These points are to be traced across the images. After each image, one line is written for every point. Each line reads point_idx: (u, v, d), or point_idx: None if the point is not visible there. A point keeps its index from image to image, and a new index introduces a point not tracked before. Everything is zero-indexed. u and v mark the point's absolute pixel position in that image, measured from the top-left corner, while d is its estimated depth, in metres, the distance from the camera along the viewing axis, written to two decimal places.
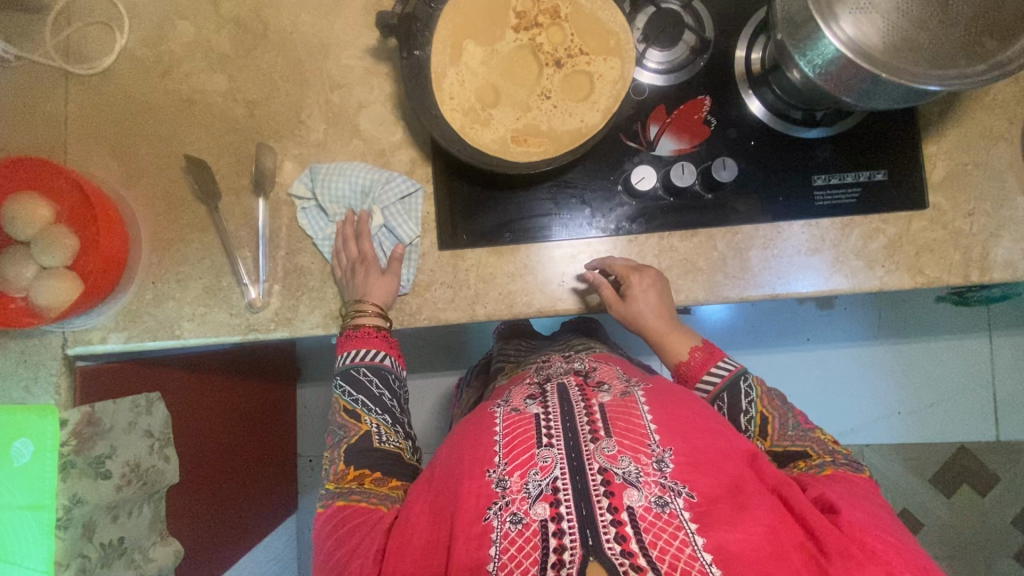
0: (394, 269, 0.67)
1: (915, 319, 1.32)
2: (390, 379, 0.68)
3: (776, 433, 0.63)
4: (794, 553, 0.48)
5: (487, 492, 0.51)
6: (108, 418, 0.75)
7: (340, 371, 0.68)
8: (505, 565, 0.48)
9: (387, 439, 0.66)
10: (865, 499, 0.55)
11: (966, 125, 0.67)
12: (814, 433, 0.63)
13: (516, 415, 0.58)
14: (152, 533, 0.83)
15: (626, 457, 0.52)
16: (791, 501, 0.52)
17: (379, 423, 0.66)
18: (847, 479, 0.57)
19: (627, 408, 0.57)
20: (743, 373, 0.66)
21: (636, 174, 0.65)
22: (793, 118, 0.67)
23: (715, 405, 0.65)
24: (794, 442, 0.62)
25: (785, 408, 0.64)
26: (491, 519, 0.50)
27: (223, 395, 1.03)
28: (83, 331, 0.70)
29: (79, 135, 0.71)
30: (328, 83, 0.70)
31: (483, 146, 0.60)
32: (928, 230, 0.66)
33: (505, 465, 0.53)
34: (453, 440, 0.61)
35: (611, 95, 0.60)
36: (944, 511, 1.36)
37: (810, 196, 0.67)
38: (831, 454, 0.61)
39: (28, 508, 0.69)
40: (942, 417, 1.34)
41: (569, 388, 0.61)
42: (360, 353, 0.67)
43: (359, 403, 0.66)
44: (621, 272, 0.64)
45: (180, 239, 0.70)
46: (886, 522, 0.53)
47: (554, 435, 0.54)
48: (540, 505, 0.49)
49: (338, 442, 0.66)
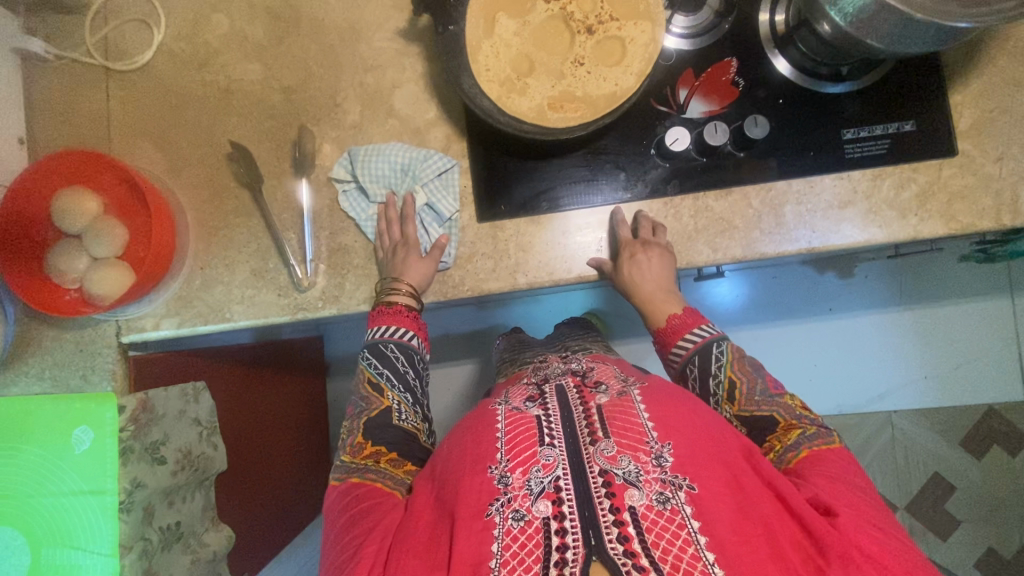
0: (434, 255, 0.69)
1: (935, 284, 1.32)
2: (415, 359, 0.71)
3: (744, 398, 0.65)
4: (793, 553, 0.50)
5: (490, 488, 0.53)
6: (160, 405, 0.77)
7: (368, 345, 0.70)
8: (507, 562, 0.49)
9: (405, 417, 0.69)
10: (857, 490, 0.57)
11: (991, 72, 0.68)
12: (782, 398, 0.66)
13: (517, 413, 0.60)
14: (205, 519, 0.85)
15: (625, 457, 0.54)
16: (788, 497, 0.53)
17: (400, 401, 0.69)
18: (837, 465, 0.59)
19: (625, 407, 0.59)
20: (717, 340, 0.69)
21: (670, 135, 0.67)
22: (819, 74, 0.68)
23: (687, 368, 0.69)
24: (761, 406, 0.64)
25: (755, 374, 0.67)
26: (493, 515, 0.52)
27: (263, 386, 1.06)
28: (136, 318, 0.72)
29: (123, 129, 0.73)
30: (361, 66, 0.72)
31: (521, 114, 0.62)
32: (959, 177, 0.67)
33: (508, 462, 0.55)
34: (454, 435, 0.63)
35: (644, 59, 0.62)
36: (975, 473, 1.37)
37: (841, 150, 0.68)
38: (799, 422, 0.64)
39: (91, 494, 0.71)
40: (966, 380, 1.35)
41: (567, 390, 0.63)
42: (390, 330, 0.69)
43: (383, 376, 0.69)
44: (624, 240, 0.67)
45: (226, 225, 0.72)
46: (875, 515, 0.55)
47: (556, 436, 0.56)
48: (542, 503, 0.51)
49: (358, 413, 0.68)
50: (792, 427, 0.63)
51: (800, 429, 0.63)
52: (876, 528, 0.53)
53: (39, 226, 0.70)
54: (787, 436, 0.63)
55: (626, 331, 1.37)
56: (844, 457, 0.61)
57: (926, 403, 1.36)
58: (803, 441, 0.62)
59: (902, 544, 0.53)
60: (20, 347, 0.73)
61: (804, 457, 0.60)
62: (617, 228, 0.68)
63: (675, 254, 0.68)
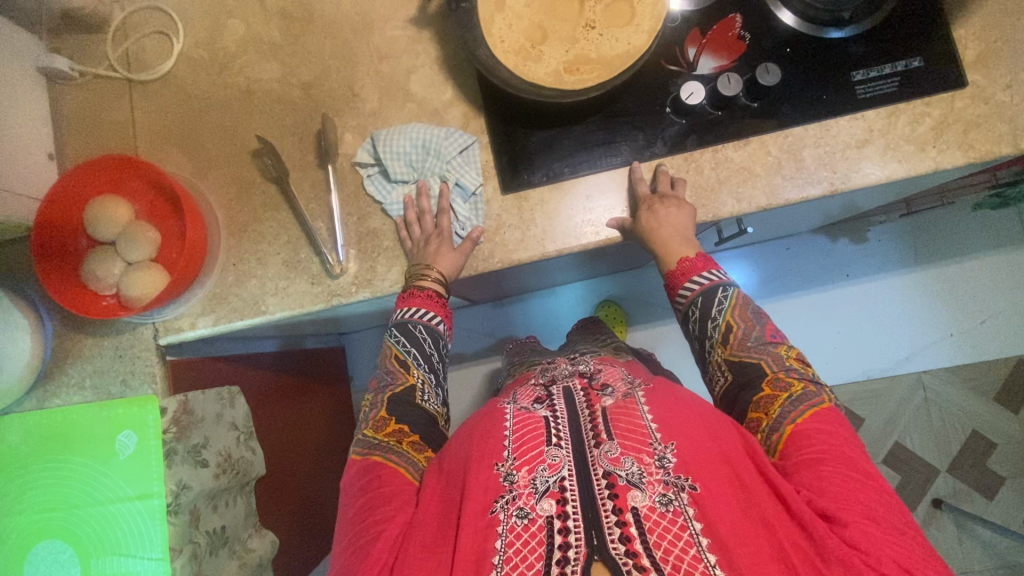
0: (465, 248, 0.70)
1: (949, 240, 1.33)
2: (441, 342, 0.72)
3: (737, 342, 0.67)
4: (794, 552, 0.50)
5: (495, 485, 0.54)
6: (199, 408, 0.76)
7: (396, 323, 0.70)
8: (510, 559, 0.49)
9: (428, 399, 0.69)
10: (862, 478, 0.56)
11: (989, 5, 0.69)
12: (775, 347, 0.67)
13: (525, 413, 0.61)
14: (248, 525, 0.84)
15: (629, 459, 0.54)
16: (789, 498, 0.53)
17: (424, 380, 0.69)
18: (834, 441, 0.58)
19: (628, 410, 0.60)
20: (722, 284, 0.70)
21: (685, 90, 0.68)
22: (822, 21, 0.70)
23: (690, 310, 0.71)
24: (751, 352, 0.66)
25: (754, 320, 0.68)
26: (498, 512, 0.52)
27: (296, 397, 1.06)
28: (173, 320, 0.73)
29: (150, 137, 0.75)
30: (376, 55, 0.74)
31: (539, 80, 0.63)
32: (972, 107, 0.68)
33: (514, 460, 0.56)
34: (462, 434, 0.63)
35: (653, 17, 0.64)
36: (1014, 428, 1.34)
37: (853, 91, 0.69)
38: (786, 373, 0.64)
39: (137, 499, 0.70)
40: (994, 334, 1.33)
41: (574, 392, 0.64)
42: (420, 311, 0.69)
43: (410, 354, 0.69)
44: (646, 198, 0.68)
45: (255, 220, 0.73)
46: (876, 509, 0.54)
47: (562, 437, 0.57)
48: (546, 501, 0.52)
49: (383, 387, 0.69)
50: (778, 392, 0.63)
51: (786, 393, 0.62)
52: (877, 527, 0.52)
53: (74, 236, 0.71)
54: (771, 409, 0.62)
55: (646, 315, 1.33)
56: (833, 420, 0.60)
57: (955, 361, 1.35)
58: (785, 418, 0.61)
59: (906, 542, 0.52)
60: (60, 358, 0.74)
61: (787, 436, 0.60)
62: (635, 185, 0.69)
63: (694, 210, 0.69)
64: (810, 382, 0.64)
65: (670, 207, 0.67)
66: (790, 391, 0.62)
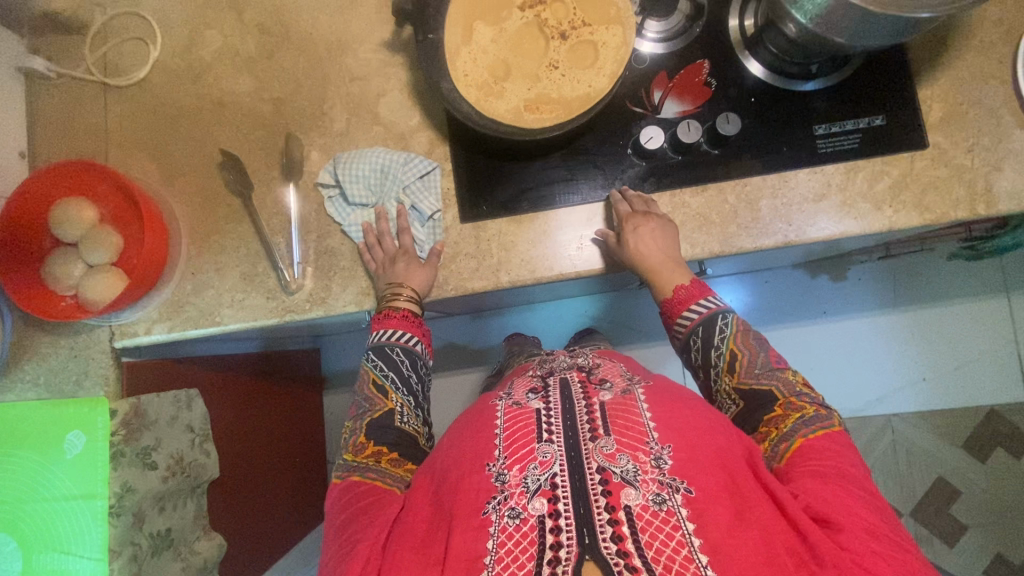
0: (433, 261, 0.70)
1: (930, 285, 1.32)
2: (419, 363, 0.72)
3: (744, 369, 0.65)
4: (787, 555, 0.50)
5: (488, 486, 0.54)
6: (152, 411, 0.77)
7: (373, 347, 0.71)
8: (501, 559, 0.49)
9: (407, 420, 0.68)
10: (862, 493, 0.55)
11: (957, 67, 0.69)
12: (782, 372, 0.66)
13: (517, 408, 0.61)
14: (196, 527, 0.85)
15: (624, 456, 0.54)
16: (785, 503, 0.53)
17: (403, 403, 0.69)
18: (838, 458, 0.58)
19: (627, 407, 0.59)
20: (722, 311, 0.69)
21: (644, 134, 0.69)
22: (790, 73, 0.70)
23: (691, 339, 0.69)
24: (760, 379, 0.65)
25: (757, 347, 0.67)
26: (490, 513, 0.52)
27: (258, 398, 1.07)
28: (128, 324, 0.74)
29: (121, 141, 0.76)
30: (348, 76, 0.75)
31: (498, 116, 0.64)
32: (931, 168, 0.68)
33: (505, 459, 0.55)
34: (453, 436, 0.64)
35: (616, 61, 0.64)
36: (981, 476, 1.34)
37: (814, 145, 0.69)
38: (798, 399, 0.63)
39: (82, 498, 0.71)
40: (964, 382, 1.33)
41: (570, 383, 0.64)
42: (395, 334, 0.70)
43: (388, 378, 0.69)
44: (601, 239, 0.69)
45: (217, 230, 0.74)
46: (872, 521, 0.53)
47: (554, 432, 0.56)
48: (538, 500, 0.51)
49: (361, 413, 0.68)
50: (790, 413, 0.62)
51: (798, 414, 0.62)
52: (873, 539, 0.52)
53: (37, 236, 0.73)
54: (782, 425, 0.62)
55: (623, 338, 1.34)
56: (841, 443, 0.60)
57: (931, 406, 1.34)
58: (799, 429, 0.61)
59: (900, 555, 0.51)
60: (17, 353, 0.75)
61: (796, 449, 0.60)
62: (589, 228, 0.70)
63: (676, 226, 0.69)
64: (822, 407, 0.63)
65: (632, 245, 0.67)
66: (803, 412, 0.62)
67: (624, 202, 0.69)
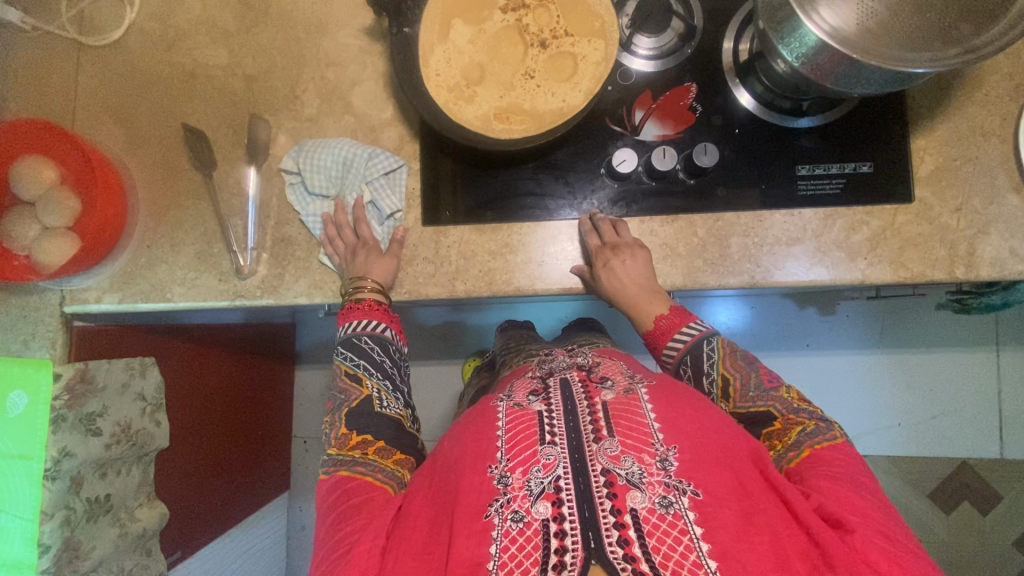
0: (395, 251, 0.68)
1: (918, 330, 1.26)
2: (392, 349, 0.67)
3: (739, 394, 0.60)
4: (799, 561, 0.45)
5: (489, 489, 0.49)
6: (101, 377, 0.77)
7: (342, 340, 0.67)
8: (505, 564, 0.44)
9: (388, 405, 0.64)
10: (874, 499, 0.51)
11: (957, 119, 0.66)
12: (777, 391, 0.60)
13: (519, 410, 0.55)
14: (139, 494, 0.86)
15: (629, 458, 0.49)
16: (796, 506, 0.48)
17: (380, 388, 0.64)
18: (850, 467, 0.53)
19: (631, 406, 0.53)
20: (708, 336, 0.64)
21: (617, 156, 0.67)
22: (781, 108, 0.67)
23: (679, 368, 0.64)
24: (757, 402, 0.59)
25: (748, 367, 0.61)
26: (492, 516, 0.47)
27: (211, 368, 1.03)
28: (80, 290, 0.73)
29: (88, 103, 0.74)
30: (324, 60, 0.72)
31: (466, 122, 0.61)
32: (913, 224, 0.65)
33: (508, 461, 0.50)
34: (455, 432, 0.59)
35: (594, 76, 0.61)
36: (943, 528, 1.28)
37: (794, 185, 0.67)
38: (798, 416, 0.58)
39: (18, 458, 0.70)
40: (945, 433, 1.27)
41: (570, 383, 0.58)
42: (362, 324, 0.66)
43: (360, 367, 0.65)
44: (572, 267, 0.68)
45: (176, 205, 0.72)
46: (887, 525, 0.49)
47: (557, 433, 0.51)
48: (542, 504, 0.46)
49: (338, 405, 0.64)
50: (790, 427, 0.57)
51: (798, 427, 0.57)
52: (889, 542, 0.47)
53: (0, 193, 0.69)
54: (787, 437, 0.57)
55: None
56: (850, 453, 0.55)
57: (902, 452, 1.28)
58: (805, 439, 0.56)
59: (917, 561, 0.46)
60: None
61: (805, 457, 0.55)
62: (549, 246, 0.69)
63: (651, 251, 0.67)
64: (820, 418, 0.58)
65: (601, 279, 0.65)
66: (803, 425, 0.57)
67: (594, 234, 0.67)
